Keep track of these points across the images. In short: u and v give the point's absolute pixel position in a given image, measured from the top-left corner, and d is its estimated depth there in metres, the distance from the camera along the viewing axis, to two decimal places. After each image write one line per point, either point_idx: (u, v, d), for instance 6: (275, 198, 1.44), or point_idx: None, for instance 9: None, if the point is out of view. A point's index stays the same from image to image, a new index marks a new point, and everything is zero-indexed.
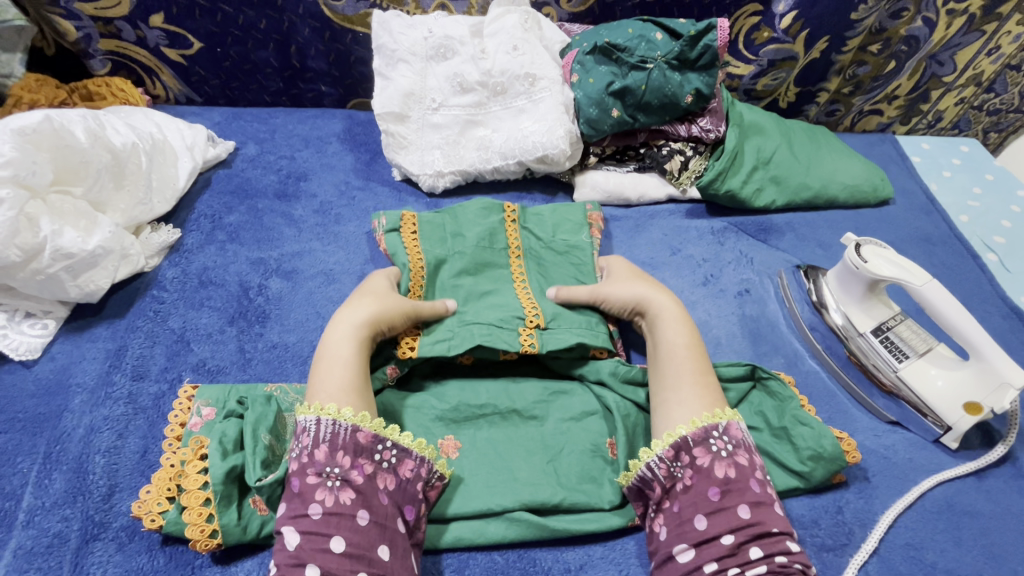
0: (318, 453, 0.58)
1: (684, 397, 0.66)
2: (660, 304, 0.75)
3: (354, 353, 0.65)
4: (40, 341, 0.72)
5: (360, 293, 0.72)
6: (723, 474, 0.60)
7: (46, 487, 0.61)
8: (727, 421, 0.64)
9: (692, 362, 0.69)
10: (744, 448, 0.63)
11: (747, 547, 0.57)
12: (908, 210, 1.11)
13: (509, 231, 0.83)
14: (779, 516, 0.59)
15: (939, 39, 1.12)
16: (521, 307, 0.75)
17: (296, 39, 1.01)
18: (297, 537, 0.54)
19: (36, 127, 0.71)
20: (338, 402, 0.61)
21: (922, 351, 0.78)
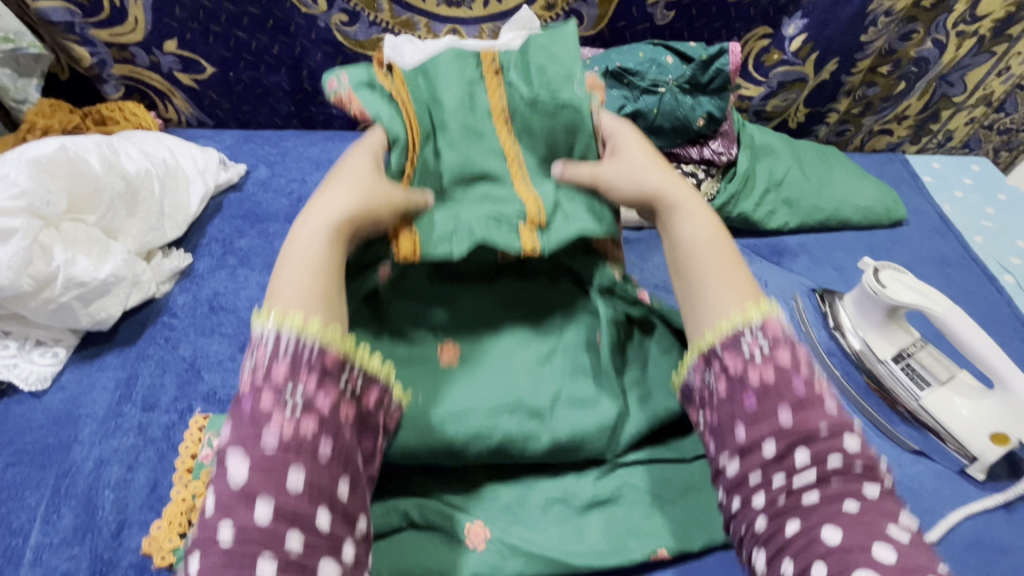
0: (279, 362, 0.46)
1: (711, 296, 0.55)
2: (676, 188, 0.63)
3: (324, 253, 0.53)
4: (50, 370, 0.71)
5: (334, 179, 0.59)
6: (759, 379, 0.50)
7: (54, 523, 0.61)
8: (763, 317, 0.52)
9: (719, 255, 0.57)
10: (787, 343, 0.51)
11: (794, 451, 0.48)
12: (922, 231, 1.10)
13: (491, 90, 0.67)
14: (830, 414, 0.49)
15: (949, 60, 1.12)
16: (518, 203, 0.63)
17: (308, 63, 1.02)
18: (246, 473, 0.43)
19: (51, 156, 0.72)
20: (302, 312, 0.48)
21: (944, 379, 0.77)
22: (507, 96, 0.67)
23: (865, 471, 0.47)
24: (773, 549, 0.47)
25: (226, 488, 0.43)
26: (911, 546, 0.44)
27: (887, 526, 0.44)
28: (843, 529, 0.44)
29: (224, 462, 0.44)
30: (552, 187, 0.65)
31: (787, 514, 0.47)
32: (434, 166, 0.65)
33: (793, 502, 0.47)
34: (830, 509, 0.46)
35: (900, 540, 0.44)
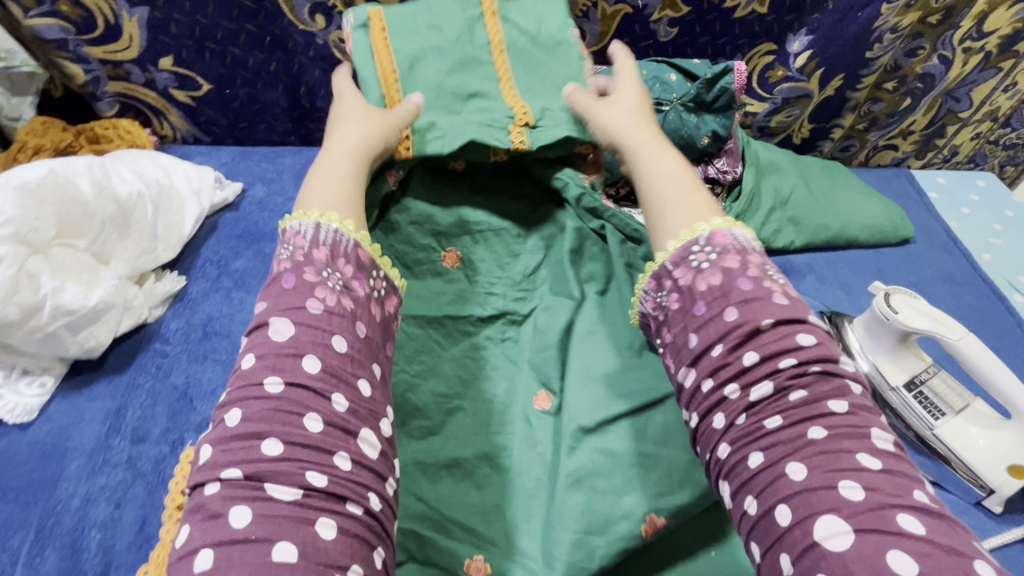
0: (317, 252, 0.58)
1: (681, 212, 0.64)
2: (651, 135, 0.72)
3: (343, 172, 0.67)
4: (37, 401, 0.69)
5: (346, 115, 0.73)
6: (707, 286, 0.56)
7: (39, 566, 0.58)
8: (719, 230, 0.60)
9: (688, 184, 0.66)
10: (735, 251, 0.58)
11: (741, 354, 0.53)
12: (930, 249, 1.08)
13: (487, 23, 0.81)
14: (777, 309, 0.54)
15: (955, 76, 1.10)
16: (510, 109, 0.77)
17: (306, 80, 1.00)
18: (292, 329, 0.52)
19: (39, 181, 0.70)
20: (325, 207, 0.62)
21: (959, 408, 0.75)
22: (502, 28, 0.81)
23: (822, 377, 0.51)
24: (738, 483, 0.51)
25: (248, 375, 0.51)
26: (882, 480, 0.46)
27: (854, 451, 0.48)
28: (808, 469, 0.47)
29: (267, 328, 0.53)
30: (541, 100, 0.79)
31: (750, 445, 0.51)
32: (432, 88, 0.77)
33: (752, 422, 0.51)
34: (792, 431, 0.49)
35: (868, 468, 0.47)
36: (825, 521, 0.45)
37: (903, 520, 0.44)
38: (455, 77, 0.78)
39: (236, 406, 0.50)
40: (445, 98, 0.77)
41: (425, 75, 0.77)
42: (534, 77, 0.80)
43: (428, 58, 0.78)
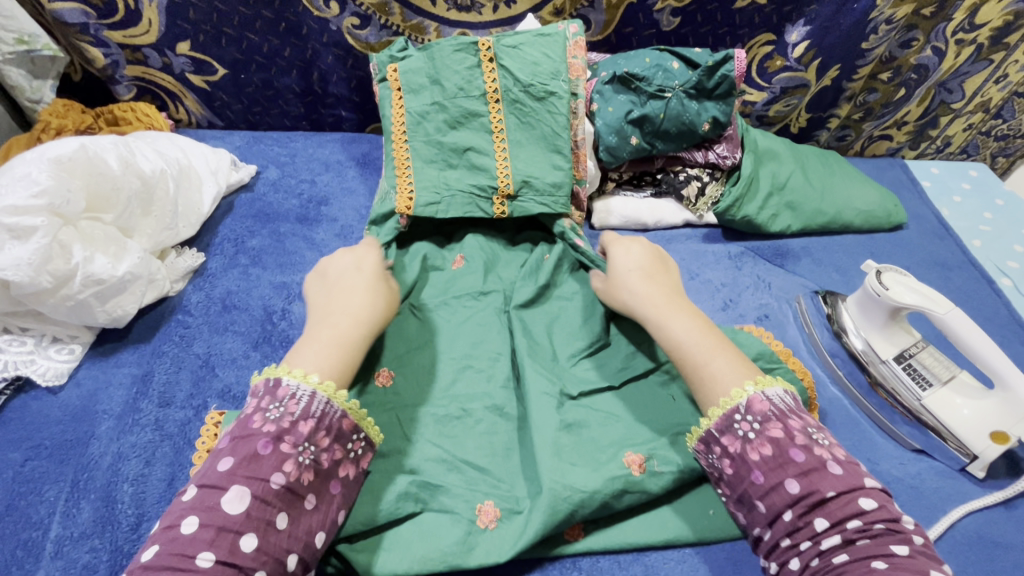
0: (299, 425, 0.55)
1: (709, 378, 0.63)
2: (660, 298, 0.71)
3: (344, 330, 0.64)
4: (66, 366, 0.72)
5: (362, 274, 0.71)
6: (758, 456, 0.57)
7: (74, 517, 0.61)
8: (754, 395, 0.59)
9: (708, 343, 0.65)
10: (777, 418, 0.58)
11: (811, 519, 0.54)
12: (922, 235, 1.11)
13: (486, 71, 0.89)
14: (837, 478, 0.55)
15: (948, 68, 1.14)
16: (493, 176, 0.89)
17: (319, 66, 1.03)
18: (243, 503, 0.50)
19: (71, 156, 0.73)
20: (322, 372, 0.59)
21: (945, 380, 0.79)
22: (500, 78, 0.90)
23: (888, 532, 0.52)
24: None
25: (181, 545, 0.48)
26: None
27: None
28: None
29: (222, 491, 0.51)
30: (522, 161, 0.90)
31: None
32: (435, 133, 0.90)
33: (825, 563, 0.52)
34: (860, 567, 0.50)
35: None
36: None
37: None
38: (454, 132, 0.90)
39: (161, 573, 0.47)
40: (444, 153, 0.89)
41: (428, 130, 0.90)
42: (523, 126, 0.90)
43: (431, 113, 0.90)
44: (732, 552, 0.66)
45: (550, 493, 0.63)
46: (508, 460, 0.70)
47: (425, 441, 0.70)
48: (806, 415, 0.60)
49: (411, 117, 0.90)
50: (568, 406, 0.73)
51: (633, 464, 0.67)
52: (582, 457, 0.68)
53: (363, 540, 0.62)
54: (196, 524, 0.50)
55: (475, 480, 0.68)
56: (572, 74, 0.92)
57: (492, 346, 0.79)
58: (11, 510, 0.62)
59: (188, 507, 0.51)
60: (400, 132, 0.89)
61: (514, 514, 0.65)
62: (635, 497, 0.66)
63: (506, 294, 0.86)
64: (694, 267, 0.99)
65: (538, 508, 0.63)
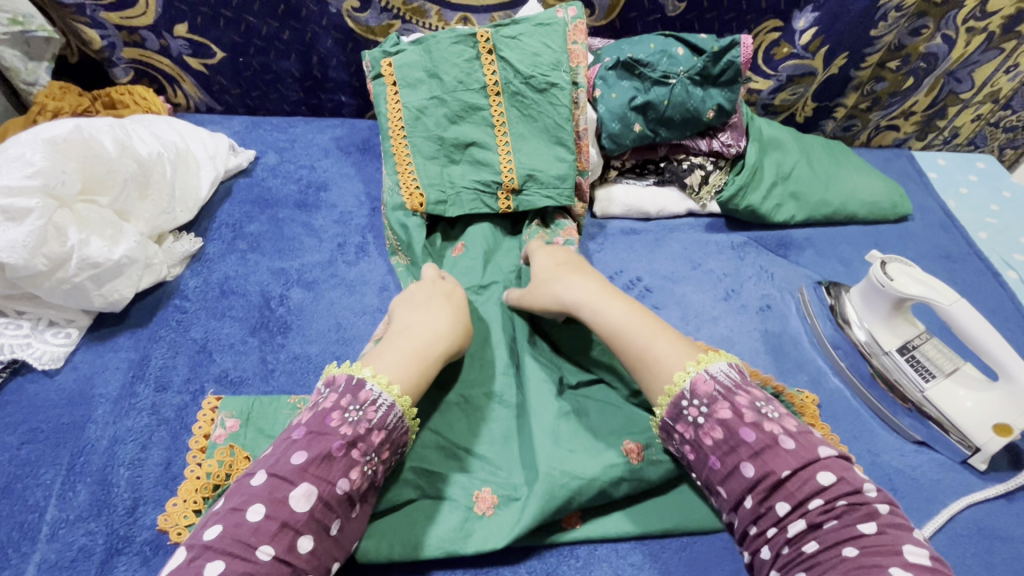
0: (374, 433, 0.56)
1: (652, 362, 0.63)
2: (588, 288, 0.71)
3: (428, 345, 0.64)
4: (63, 350, 0.71)
5: (449, 296, 0.72)
6: (711, 441, 0.58)
7: (70, 500, 0.61)
8: (696, 376, 0.59)
9: (645, 327, 0.65)
10: (723, 398, 0.58)
11: (773, 504, 0.54)
12: (927, 226, 1.10)
13: (486, 65, 0.88)
14: (791, 454, 0.54)
15: (958, 57, 1.12)
16: (498, 171, 0.88)
17: (318, 49, 1.01)
18: (310, 503, 0.51)
19: (66, 137, 0.72)
20: (404, 384, 0.60)
21: (948, 371, 0.78)
22: (501, 73, 0.89)
23: (852, 508, 0.52)
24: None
25: (245, 533, 0.49)
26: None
27: (887, 566, 0.48)
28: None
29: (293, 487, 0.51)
30: (527, 155, 0.89)
31: (794, 567, 0.52)
32: (435, 119, 0.88)
33: (795, 550, 0.52)
34: (831, 556, 0.50)
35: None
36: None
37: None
38: (455, 126, 0.88)
39: (219, 559, 0.47)
40: (445, 150, 0.88)
41: (427, 125, 0.88)
42: (525, 113, 0.89)
43: (430, 107, 0.88)
44: (730, 541, 0.66)
45: (548, 481, 0.63)
46: (506, 447, 0.69)
47: (422, 427, 0.69)
48: (754, 389, 0.60)
49: (411, 102, 0.88)
50: (568, 396, 0.73)
51: (631, 452, 0.67)
52: (581, 445, 0.68)
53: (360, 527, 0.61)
54: (261, 513, 0.50)
55: (473, 467, 0.67)
56: (573, 61, 0.91)
57: (492, 334, 0.78)
58: (7, 493, 0.62)
59: (254, 493, 0.51)
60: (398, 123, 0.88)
61: (511, 501, 0.65)
62: (633, 485, 0.65)
63: (506, 284, 0.85)
64: (696, 256, 0.98)
65: (535, 494, 0.63)
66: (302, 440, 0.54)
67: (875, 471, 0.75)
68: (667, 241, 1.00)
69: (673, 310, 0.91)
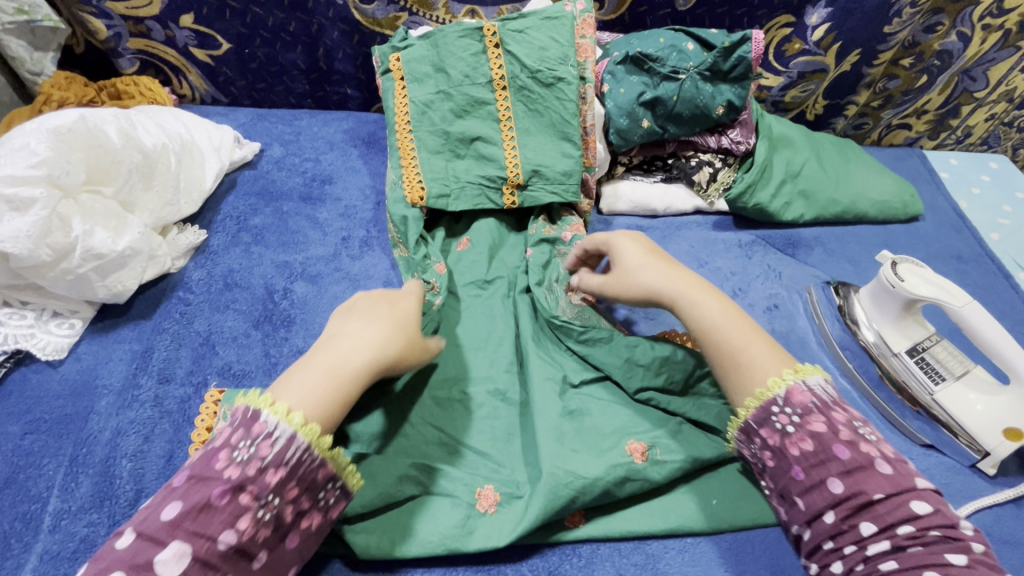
0: (267, 474, 0.47)
1: (744, 365, 0.57)
2: (682, 277, 0.64)
3: (348, 364, 0.53)
4: (66, 341, 0.71)
5: (390, 301, 0.60)
6: (799, 451, 0.53)
7: (72, 491, 0.61)
8: (794, 385, 0.55)
9: (742, 328, 0.59)
10: (819, 411, 0.53)
11: (857, 523, 0.48)
12: (938, 227, 1.09)
13: (493, 59, 0.87)
14: (886, 478, 0.49)
15: (972, 55, 1.10)
16: (503, 166, 0.87)
17: (324, 42, 1.01)
18: (182, 564, 0.43)
19: (70, 126, 0.71)
20: (308, 412, 0.50)
21: (958, 374, 0.78)
22: (507, 66, 0.88)
23: (944, 540, 0.46)
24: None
25: None
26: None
27: None
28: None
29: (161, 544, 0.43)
30: (532, 150, 0.88)
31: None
32: (441, 113, 0.88)
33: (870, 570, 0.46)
34: None
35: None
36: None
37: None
38: (461, 121, 0.88)
39: None
40: (450, 144, 0.87)
41: (433, 119, 0.87)
42: (531, 109, 0.88)
43: (436, 102, 0.88)
44: (735, 543, 0.65)
45: (551, 480, 0.63)
46: (509, 445, 0.69)
47: (424, 424, 0.68)
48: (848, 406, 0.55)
49: (417, 96, 0.88)
50: (573, 394, 0.72)
51: (636, 452, 0.66)
52: (585, 444, 0.67)
53: (361, 523, 0.61)
54: None
55: (475, 464, 0.67)
56: (581, 55, 0.90)
57: (496, 331, 0.78)
58: (10, 483, 0.62)
59: (119, 557, 0.43)
60: (404, 116, 0.88)
61: (513, 499, 0.65)
62: (637, 486, 0.65)
63: (511, 280, 0.84)
64: (701, 255, 0.97)
65: (537, 492, 0.62)
66: (178, 488, 0.45)
67: None
68: (673, 240, 0.99)
69: None
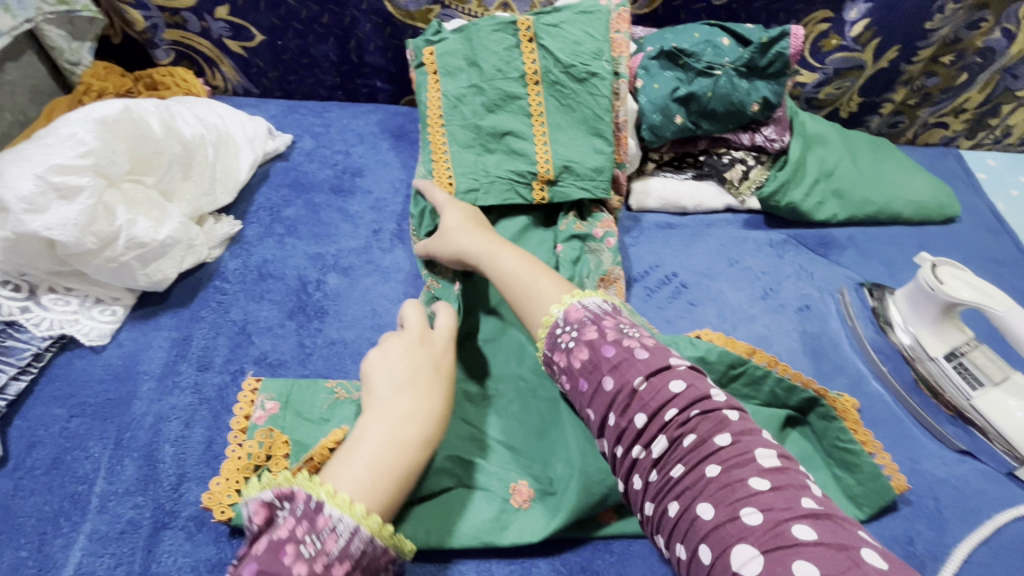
0: (335, 569, 0.46)
1: (535, 300, 0.62)
2: (485, 238, 0.71)
3: (406, 454, 0.52)
4: (109, 327, 0.73)
5: (433, 372, 0.58)
6: (580, 362, 0.54)
7: (118, 473, 0.63)
8: (571, 305, 0.58)
9: (531, 272, 0.65)
10: (590, 322, 0.56)
11: (631, 417, 0.50)
12: (975, 229, 1.06)
13: (526, 53, 0.87)
14: (643, 363, 0.52)
15: (1016, 52, 1.07)
16: (533, 161, 0.86)
17: (357, 34, 1.01)
18: None
19: (116, 117, 0.73)
20: (373, 507, 0.49)
21: (998, 380, 0.77)
22: (540, 61, 0.87)
23: (704, 418, 0.48)
24: (665, 534, 0.46)
25: None
26: (773, 497, 0.42)
27: (744, 475, 0.44)
28: (715, 506, 0.43)
29: None
30: (562, 146, 0.87)
31: (667, 497, 0.47)
32: (474, 106, 0.87)
33: (663, 476, 0.47)
34: (694, 476, 0.46)
35: (759, 488, 0.43)
36: (737, 550, 0.41)
37: (799, 531, 0.40)
38: (492, 115, 0.87)
39: None
40: (480, 138, 0.87)
41: (465, 113, 0.87)
42: (564, 105, 0.88)
43: (468, 95, 0.87)
44: None
45: (584, 478, 0.63)
46: (540, 440, 0.69)
47: (457, 418, 0.69)
48: (625, 316, 0.59)
49: (449, 89, 0.88)
50: None
51: None
52: None
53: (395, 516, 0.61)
54: None
55: (507, 459, 0.67)
56: (615, 50, 0.90)
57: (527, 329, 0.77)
58: (58, 464, 0.63)
59: None
60: (436, 112, 0.87)
61: (546, 495, 0.65)
62: None
63: None
64: (730, 254, 0.96)
65: (571, 489, 0.63)
66: None
67: (916, 480, 0.73)
68: (702, 239, 0.98)
69: (711, 308, 0.89)
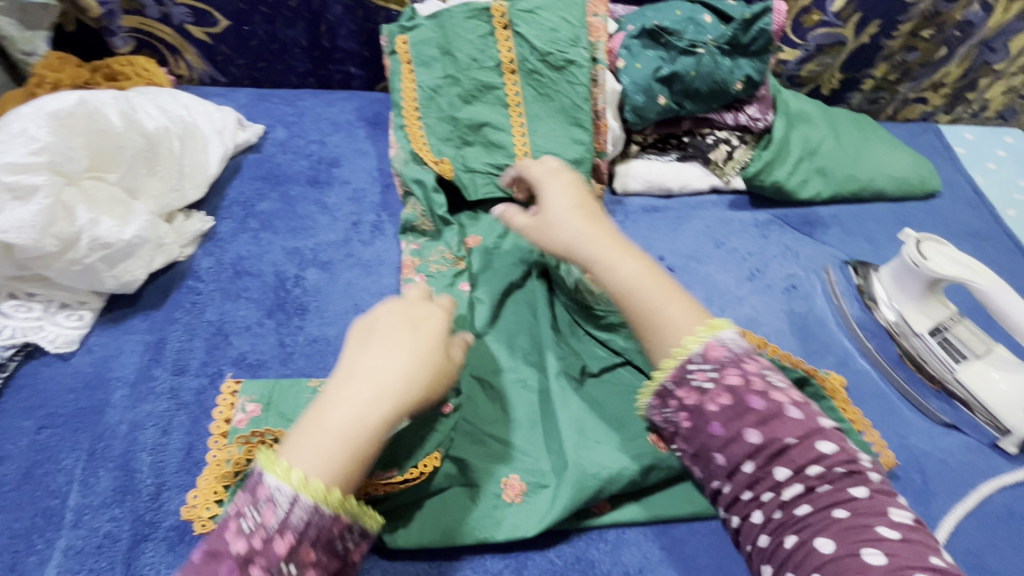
0: (275, 543, 0.43)
1: (658, 326, 0.51)
2: (603, 236, 0.57)
3: (355, 412, 0.46)
4: (76, 332, 0.69)
5: (405, 329, 0.52)
6: (717, 407, 0.47)
7: (93, 486, 0.60)
8: (710, 341, 0.49)
9: (657, 287, 0.53)
10: (734, 363, 0.48)
11: (772, 469, 0.45)
12: (955, 204, 1.07)
13: (502, 42, 0.84)
14: (796, 422, 0.46)
15: (995, 24, 1.09)
16: (512, 152, 0.84)
17: (327, 17, 0.97)
18: None
19: (71, 110, 0.69)
20: (310, 470, 0.44)
21: (981, 353, 0.78)
22: (516, 48, 0.85)
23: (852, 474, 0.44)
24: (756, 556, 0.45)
25: None
26: (902, 546, 0.40)
27: (874, 526, 0.41)
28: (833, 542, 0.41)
29: None
30: (541, 137, 0.85)
31: (783, 531, 0.44)
32: (452, 91, 0.85)
33: (788, 516, 0.44)
34: (822, 519, 0.42)
35: (889, 538, 0.41)
36: None
37: None
38: (469, 107, 0.84)
39: None
40: (459, 130, 0.84)
41: (441, 105, 0.84)
42: (544, 94, 0.85)
43: (444, 87, 0.84)
44: None
45: (577, 471, 0.63)
46: (532, 432, 0.68)
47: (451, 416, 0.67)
48: (762, 357, 0.51)
49: (425, 74, 0.85)
50: (589, 386, 0.72)
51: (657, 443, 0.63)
52: (606, 433, 0.67)
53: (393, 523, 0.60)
54: None
55: (499, 454, 0.66)
56: (594, 34, 0.87)
57: (513, 323, 0.76)
58: (29, 478, 0.61)
59: None
60: (412, 104, 0.84)
61: (539, 488, 0.64)
62: (663, 474, 0.65)
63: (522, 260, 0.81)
64: (716, 237, 0.95)
65: (566, 484, 0.63)
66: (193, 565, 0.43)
67: (903, 456, 0.74)
68: (687, 221, 0.97)
69: (698, 291, 0.88)
